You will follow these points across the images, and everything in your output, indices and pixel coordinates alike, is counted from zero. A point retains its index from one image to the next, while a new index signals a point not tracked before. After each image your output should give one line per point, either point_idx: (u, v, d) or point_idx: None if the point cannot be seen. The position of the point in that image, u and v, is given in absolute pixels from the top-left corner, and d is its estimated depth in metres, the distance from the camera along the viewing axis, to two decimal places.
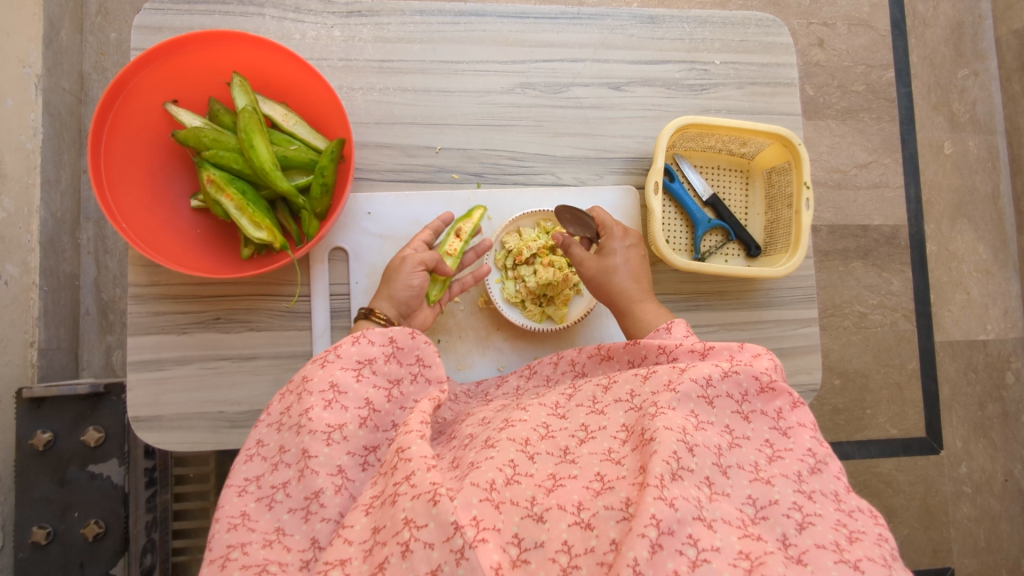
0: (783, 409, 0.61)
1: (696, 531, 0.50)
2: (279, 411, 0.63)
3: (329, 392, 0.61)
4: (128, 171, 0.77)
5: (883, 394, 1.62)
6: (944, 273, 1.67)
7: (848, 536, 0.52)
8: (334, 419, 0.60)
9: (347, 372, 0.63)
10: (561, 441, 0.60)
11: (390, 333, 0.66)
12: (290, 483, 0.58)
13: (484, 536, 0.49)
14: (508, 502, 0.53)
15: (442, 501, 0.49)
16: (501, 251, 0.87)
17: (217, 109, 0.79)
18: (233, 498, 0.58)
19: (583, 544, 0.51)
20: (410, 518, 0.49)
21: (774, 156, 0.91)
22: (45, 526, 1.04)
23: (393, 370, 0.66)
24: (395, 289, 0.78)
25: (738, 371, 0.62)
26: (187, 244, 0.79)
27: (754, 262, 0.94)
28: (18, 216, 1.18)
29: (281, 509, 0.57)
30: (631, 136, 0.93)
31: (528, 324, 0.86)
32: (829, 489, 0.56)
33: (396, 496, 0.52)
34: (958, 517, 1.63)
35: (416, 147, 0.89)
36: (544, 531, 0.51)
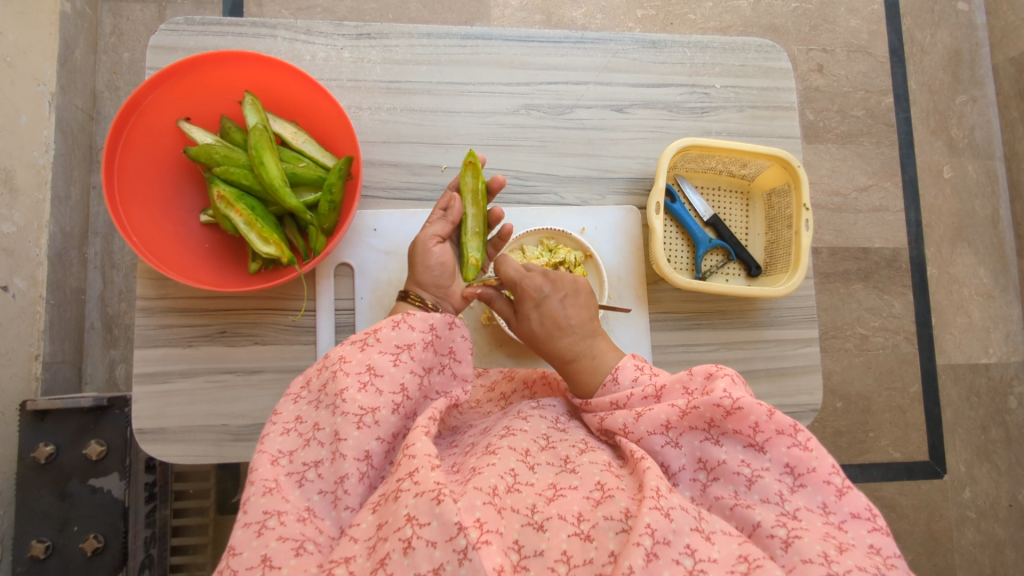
0: (760, 421, 0.58)
1: (693, 542, 0.51)
2: (314, 386, 0.62)
3: (365, 374, 0.61)
4: (140, 186, 0.78)
5: (886, 416, 1.61)
6: (944, 296, 1.67)
7: (838, 547, 0.51)
8: (367, 402, 0.60)
9: (385, 357, 0.63)
10: (561, 451, 0.62)
11: (431, 321, 0.67)
12: (321, 464, 0.58)
13: (488, 538, 0.49)
14: (509, 509, 0.53)
15: (445, 501, 0.49)
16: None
17: (228, 127, 0.81)
18: (265, 466, 0.57)
19: (581, 555, 0.51)
20: (413, 515, 0.49)
21: (773, 177, 0.93)
22: (44, 540, 1.04)
23: (429, 358, 0.66)
24: (434, 271, 0.76)
25: (697, 407, 0.60)
26: (196, 259, 0.80)
27: (754, 281, 0.94)
28: (27, 231, 1.20)
29: (310, 489, 0.57)
30: (634, 156, 0.95)
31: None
32: (817, 503, 0.55)
33: (398, 492, 0.52)
34: (963, 543, 1.61)
35: (422, 165, 0.91)
36: (544, 540, 0.52)
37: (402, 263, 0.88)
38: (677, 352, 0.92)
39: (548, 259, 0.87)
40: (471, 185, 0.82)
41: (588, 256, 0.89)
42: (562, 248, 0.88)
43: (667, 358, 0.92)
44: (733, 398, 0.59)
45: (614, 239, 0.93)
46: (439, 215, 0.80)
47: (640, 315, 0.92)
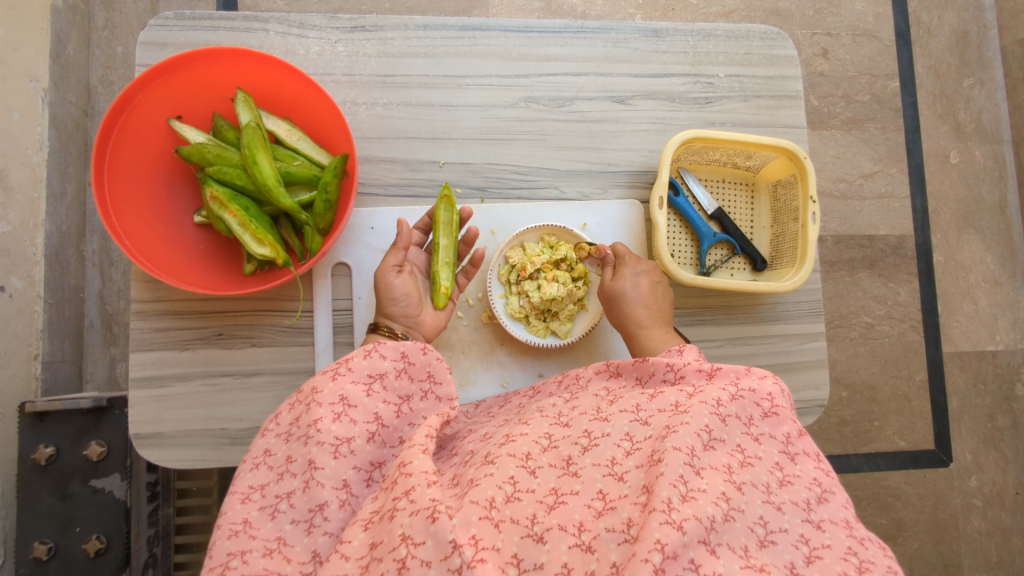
0: (790, 433, 0.60)
1: (698, 556, 0.49)
2: (287, 420, 0.62)
3: (339, 405, 0.60)
4: (131, 188, 0.77)
5: (891, 405, 1.60)
6: (951, 284, 1.65)
7: (858, 566, 0.50)
8: (342, 432, 0.59)
9: (358, 387, 0.62)
10: (564, 451, 0.59)
11: (402, 347, 0.66)
12: (294, 494, 0.57)
13: (483, 556, 0.48)
14: (508, 521, 0.52)
15: (440, 518, 0.48)
16: (505, 266, 0.86)
17: (221, 125, 0.79)
18: (236, 506, 0.57)
19: (583, 567, 0.50)
20: (408, 534, 0.49)
21: (779, 169, 0.91)
22: (46, 541, 1.04)
23: (404, 385, 0.65)
24: (399, 302, 0.77)
25: (744, 397, 0.61)
26: (191, 261, 0.79)
27: (760, 276, 0.93)
28: (23, 230, 1.18)
29: (284, 521, 0.56)
30: (636, 149, 0.93)
31: (533, 339, 0.84)
32: (839, 517, 0.55)
33: (394, 511, 0.51)
34: (969, 531, 1.61)
35: (420, 161, 0.89)
36: (544, 553, 0.50)
37: None
38: None
39: (550, 257, 0.85)
40: (445, 218, 0.80)
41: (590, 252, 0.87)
42: (563, 245, 0.86)
43: None
44: (772, 403, 0.61)
45: (617, 235, 0.91)
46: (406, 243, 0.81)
47: None
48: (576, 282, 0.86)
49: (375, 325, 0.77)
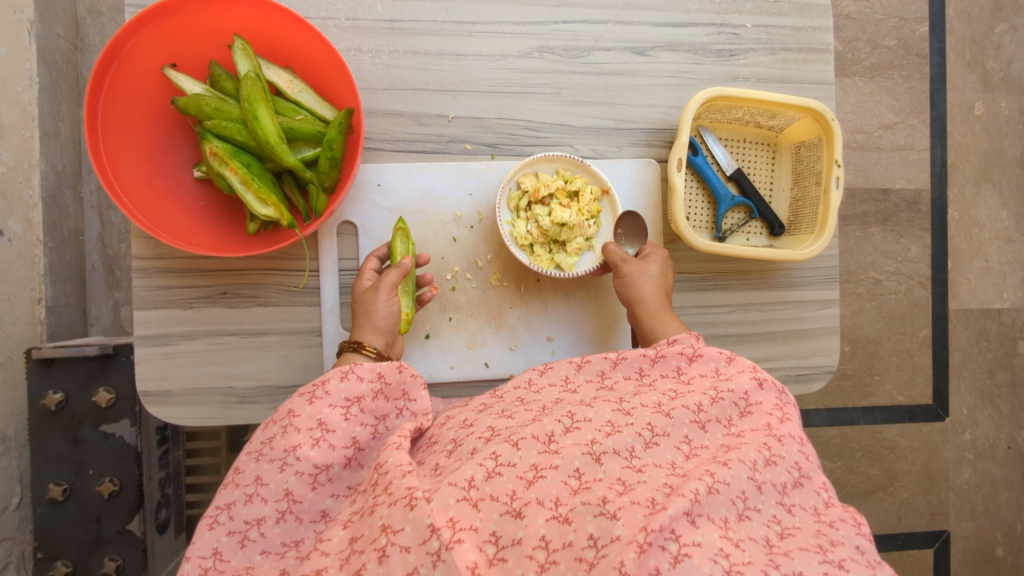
0: (773, 422, 0.62)
1: (679, 527, 0.49)
2: (259, 440, 0.65)
3: (317, 430, 0.64)
4: (127, 138, 0.73)
5: (893, 360, 1.60)
6: (963, 240, 1.62)
7: (829, 541, 0.51)
8: (321, 458, 0.64)
9: (336, 411, 0.66)
10: (547, 427, 0.60)
11: (378, 368, 0.69)
12: (265, 522, 0.62)
13: (461, 536, 0.50)
14: (487, 499, 0.53)
15: (419, 504, 0.50)
16: (516, 191, 0.82)
17: (218, 74, 0.75)
18: (205, 533, 0.61)
19: (560, 539, 0.50)
20: (388, 524, 0.51)
21: (804, 130, 0.87)
22: (61, 483, 1.06)
23: (380, 406, 0.69)
24: (392, 320, 0.76)
25: (723, 395, 0.63)
26: (192, 218, 0.76)
27: (777, 241, 0.90)
28: (17, 170, 1.15)
29: (253, 549, 0.61)
30: (654, 105, 0.88)
31: (537, 266, 0.80)
32: (809, 504, 0.56)
33: (375, 506, 0.54)
34: (958, 482, 1.64)
35: (427, 115, 0.84)
36: (521, 528, 0.51)
37: (408, 222, 0.84)
38: (693, 314, 0.89)
39: (563, 188, 0.81)
40: (403, 248, 0.79)
41: (606, 191, 0.83)
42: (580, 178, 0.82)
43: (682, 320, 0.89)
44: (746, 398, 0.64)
45: (631, 195, 0.88)
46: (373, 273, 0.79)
47: None
48: (588, 219, 0.82)
49: (358, 342, 0.75)
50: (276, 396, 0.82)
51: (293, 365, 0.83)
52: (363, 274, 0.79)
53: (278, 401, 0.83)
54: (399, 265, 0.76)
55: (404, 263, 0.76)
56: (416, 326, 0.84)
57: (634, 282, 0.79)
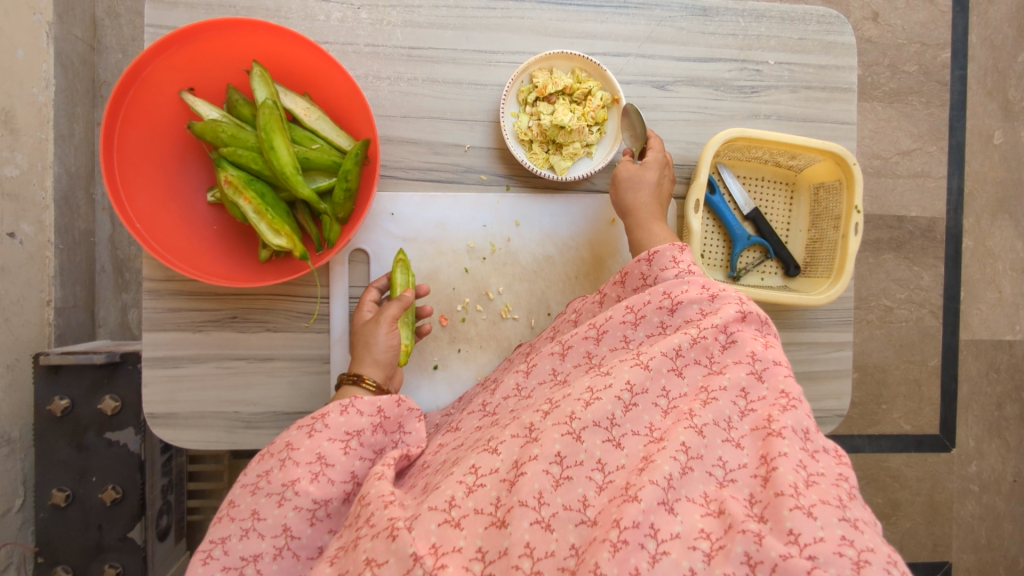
0: (755, 350, 0.61)
1: (657, 521, 0.50)
2: (256, 472, 0.65)
3: (316, 464, 0.64)
4: (141, 165, 0.73)
5: (901, 389, 1.58)
6: (977, 270, 1.61)
7: (806, 479, 0.51)
8: (319, 494, 0.63)
9: (335, 445, 0.65)
10: (527, 421, 0.61)
11: (379, 403, 0.68)
12: (262, 558, 0.62)
13: (443, 562, 0.51)
14: (472, 513, 0.55)
15: (400, 536, 0.52)
16: (528, 86, 0.82)
17: (235, 100, 0.74)
18: (198, 569, 0.61)
19: (544, 547, 0.52)
20: (371, 558, 0.52)
21: (823, 172, 0.85)
22: (64, 489, 1.06)
23: (379, 440, 0.68)
24: (391, 354, 0.75)
25: (705, 336, 0.63)
26: (204, 244, 0.76)
27: (792, 282, 0.89)
28: (32, 173, 1.15)
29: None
30: (672, 139, 0.87)
31: (529, 164, 0.80)
32: (800, 427, 0.55)
33: (358, 539, 0.55)
34: (962, 514, 1.63)
35: (444, 144, 0.84)
36: (507, 536, 0.52)
37: (420, 252, 0.84)
38: None
39: (573, 87, 0.80)
40: (403, 280, 0.78)
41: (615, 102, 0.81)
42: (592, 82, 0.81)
43: None
44: (727, 332, 0.63)
45: None
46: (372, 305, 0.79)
47: None
48: (592, 125, 0.81)
49: (357, 375, 0.73)
50: (282, 421, 0.82)
51: (300, 391, 0.82)
52: (363, 306, 0.79)
53: (283, 426, 0.82)
54: (400, 298, 0.76)
55: (404, 296, 0.75)
56: (424, 357, 0.84)
57: (629, 189, 0.78)
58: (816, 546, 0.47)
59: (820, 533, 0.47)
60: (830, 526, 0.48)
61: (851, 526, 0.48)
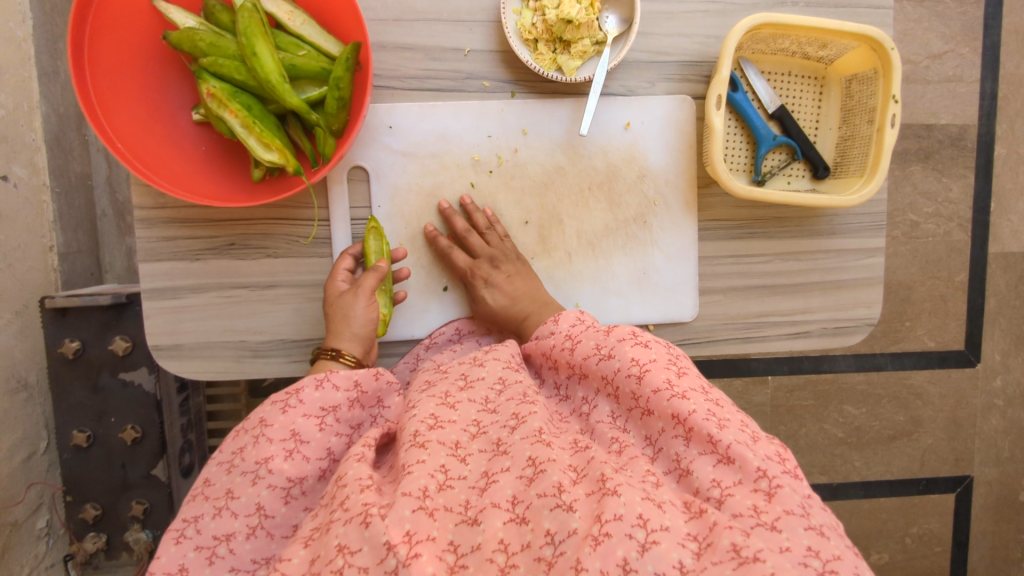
0: (671, 379, 0.61)
1: (645, 511, 0.50)
2: (231, 450, 0.64)
3: (290, 442, 0.63)
4: (119, 79, 0.68)
5: (925, 306, 1.52)
6: (1009, 179, 1.49)
7: (767, 494, 0.52)
8: (295, 470, 0.62)
9: (310, 421, 0.65)
10: (493, 435, 0.61)
11: (355, 377, 0.68)
12: (235, 537, 0.60)
13: (418, 550, 0.49)
14: (441, 509, 0.54)
15: (373, 523, 0.50)
16: None
17: (213, 5, 0.68)
18: (171, 548, 0.60)
19: (519, 541, 0.52)
20: (344, 544, 0.50)
21: (858, 61, 0.78)
22: (85, 430, 1.06)
23: (355, 414, 0.68)
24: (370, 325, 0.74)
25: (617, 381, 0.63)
26: (192, 164, 0.72)
27: (820, 185, 0.84)
28: (18, 114, 1.10)
29: (222, 565, 0.60)
30: (690, 34, 0.80)
31: (535, 66, 0.74)
32: (743, 437, 0.56)
33: (331, 523, 0.53)
34: (985, 429, 1.57)
35: (441, 49, 0.77)
36: (479, 533, 0.52)
37: (423, 167, 0.79)
38: (727, 264, 0.84)
39: None
40: (376, 248, 0.76)
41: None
42: None
43: (715, 270, 0.84)
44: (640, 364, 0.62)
45: (664, 135, 0.81)
46: (345, 276, 0.76)
47: (687, 225, 0.82)
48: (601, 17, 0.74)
49: (336, 349, 0.72)
50: (291, 349, 0.80)
51: (306, 319, 0.79)
52: (334, 277, 0.75)
53: (293, 354, 0.80)
54: (376, 269, 0.74)
55: (381, 267, 0.74)
56: (434, 277, 0.81)
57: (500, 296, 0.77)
58: (788, 552, 0.47)
59: (788, 541, 0.48)
60: (797, 535, 0.48)
61: (819, 534, 0.49)
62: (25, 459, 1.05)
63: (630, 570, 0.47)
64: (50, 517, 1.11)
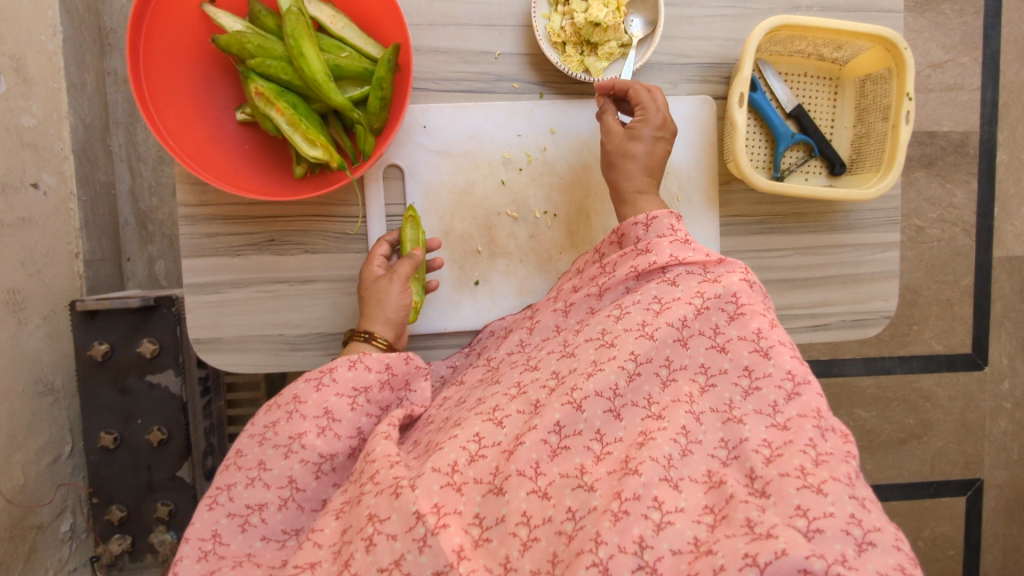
0: (761, 329, 0.61)
1: (660, 494, 0.50)
2: (263, 423, 0.65)
3: (323, 419, 0.65)
4: (171, 79, 0.71)
5: (932, 310, 1.53)
6: (1011, 185, 1.50)
7: (815, 460, 0.51)
8: (326, 447, 0.64)
9: (342, 400, 0.66)
10: (532, 396, 0.61)
11: (386, 359, 0.69)
12: (267, 508, 0.63)
13: (446, 521, 0.51)
14: (470, 483, 0.55)
15: (404, 493, 0.52)
16: None
17: (259, 10, 0.71)
18: (204, 514, 0.62)
19: (541, 514, 0.52)
20: (374, 513, 0.53)
21: (872, 62, 0.82)
22: (112, 432, 1.02)
23: (385, 397, 0.69)
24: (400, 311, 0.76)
25: (708, 307, 0.62)
26: (236, 162, 0.75)
27: (836, 181, 0.87)
28: (48, 123, 1.09)
29: (253, 534, 0.62)
30: (710, 37, 0.83)
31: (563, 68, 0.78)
32: (809, 408, 0.56)
33: (362, 495, 0.56)
34: (994, 432, 1.58)
35: (474, 52, 0.80)
36: (504, 504, 0.53)
37: (455, 165, 0.82)
38: (748, 259, 0.87)
39: None
40: (411, 236, 0.78)
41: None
42: None
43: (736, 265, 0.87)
44: (736, 302, 0.62)
45: (687, 135, 0.84)
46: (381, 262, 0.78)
47: (711, 221, 0.85)
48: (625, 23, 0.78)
49: (369, 332, 0.74)
50: (327, 342, 0.82)
51: (342, 312, 0.82)
52: (371, 261, 0.78)
53: (329, 347, 0.83)
54: (411, 256, 0.76)
55: (416, 254, 0.76)
56: (466, 273, 0.83)
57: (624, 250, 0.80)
58: (826, 519, 0.47)
59: (831, 508, 0.47)
60: (841, 502, 0.48)
61: (861, 504, 0.48)
62: (51, 462, 1.02)
63: (645, 548, 0.48)
64: (74, 519, 1.08)
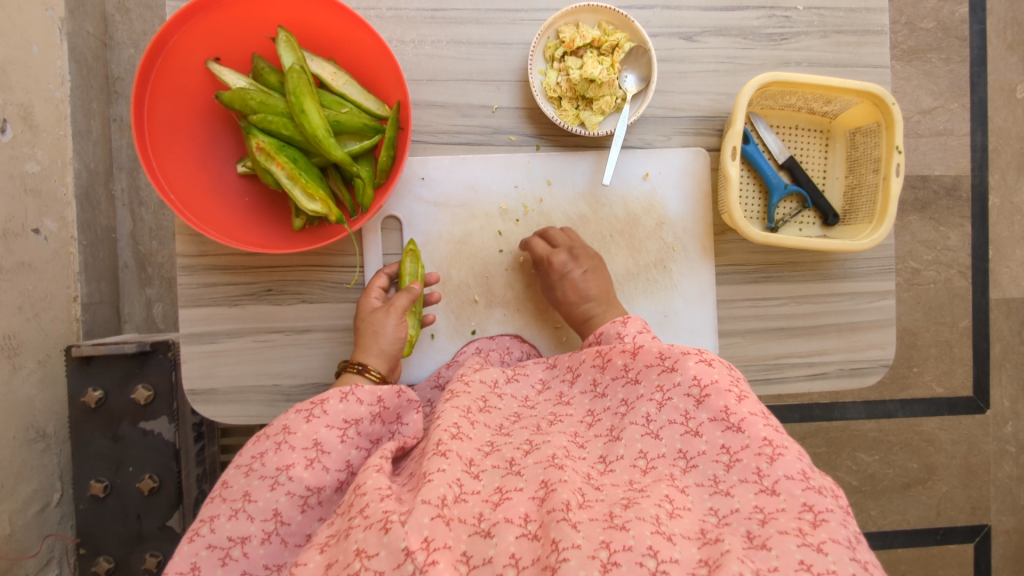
0: (729, 405, 0.60)
1: (655, 543, 0.50)
2: (251, 454, 0.64)
3: (312, 450, 0.64)
4: (173, 134, 0.73)
5: (931, 352, 1.52)
6: (1005, 228, 1.52)
7: (811, 522, 0.51)
8: (313, 480, 0.63)
9: (333, 432, 0.65)
10: (507, 453, 0.61)
11: (378, 392, 0.68)
12: (250, 541, 0.61)
13: (435, 558, 0.49)
14: (456, 520, 0.53)
15: (393, 528, 0.50)
16: (554, 41, 0.80)
17: (262, 68, 0.73)
18: (184, 547, 0.60)
19: (529, 555, 0.50)
20: (362, 549, 0.50)
21: (861, 115, 0.84)
22: (102, 480, 0.99)
23: (376, 430, 0.68)
24: (394, 347, 0.74)
25: (672, 398, 0.63)
26: (235, 212, 0.75)
27: (830, 231, 0.88)
28: (51, 169, 1.10)
29: (234, 568, 0.61)
30: (703, 92, 0.85)
31: (559, 121, 0.79)
32: (794, 471, 0.54)
33: (350, 529, 0.53)
34: (999, 476, 1.56)
35: (471, 106, 0.82)
36: (492, 546, 0.51)
37: (453, 216, 0.83)
38: (744, 308, 0.87)
39: (601, 39, 0.78)
40: (411, 270, 0.78)
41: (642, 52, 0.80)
42: (618, 36, 0.79)
43: (732, 313, 0.87)
44: (701, 386, 0.61)
45: (681, 186, 0.86)
46: (379, 296, 0.78)
47: (707, 267, 0.86)
48: (622, 79, 0.79)
49: (361, 363, 0.73)
50: (323, 392, 0.82)
51: (338, 362, 0.82)
52: (369, 293, 0.78)
53: None
54: (408, 289, 0.76)
55: (414, 288, 0.76)
56: (462, 321, 0.83)
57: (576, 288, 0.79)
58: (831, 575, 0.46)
59: (833, 566, 0.47)
60: (843, 561, 0.47)
61: (863, 566, 0.47)
62: (38, 512, 1.00)
63: None
64: (59, 570, 1.05)
